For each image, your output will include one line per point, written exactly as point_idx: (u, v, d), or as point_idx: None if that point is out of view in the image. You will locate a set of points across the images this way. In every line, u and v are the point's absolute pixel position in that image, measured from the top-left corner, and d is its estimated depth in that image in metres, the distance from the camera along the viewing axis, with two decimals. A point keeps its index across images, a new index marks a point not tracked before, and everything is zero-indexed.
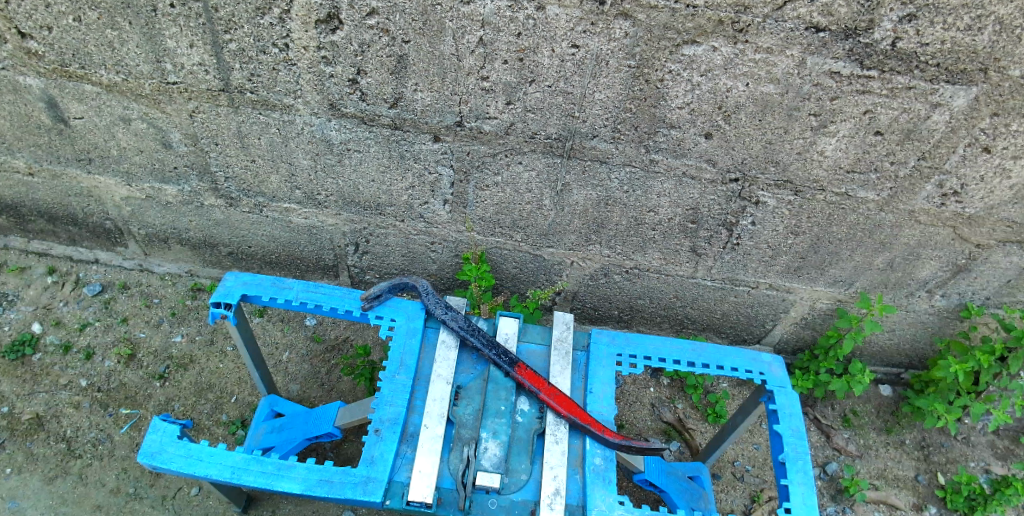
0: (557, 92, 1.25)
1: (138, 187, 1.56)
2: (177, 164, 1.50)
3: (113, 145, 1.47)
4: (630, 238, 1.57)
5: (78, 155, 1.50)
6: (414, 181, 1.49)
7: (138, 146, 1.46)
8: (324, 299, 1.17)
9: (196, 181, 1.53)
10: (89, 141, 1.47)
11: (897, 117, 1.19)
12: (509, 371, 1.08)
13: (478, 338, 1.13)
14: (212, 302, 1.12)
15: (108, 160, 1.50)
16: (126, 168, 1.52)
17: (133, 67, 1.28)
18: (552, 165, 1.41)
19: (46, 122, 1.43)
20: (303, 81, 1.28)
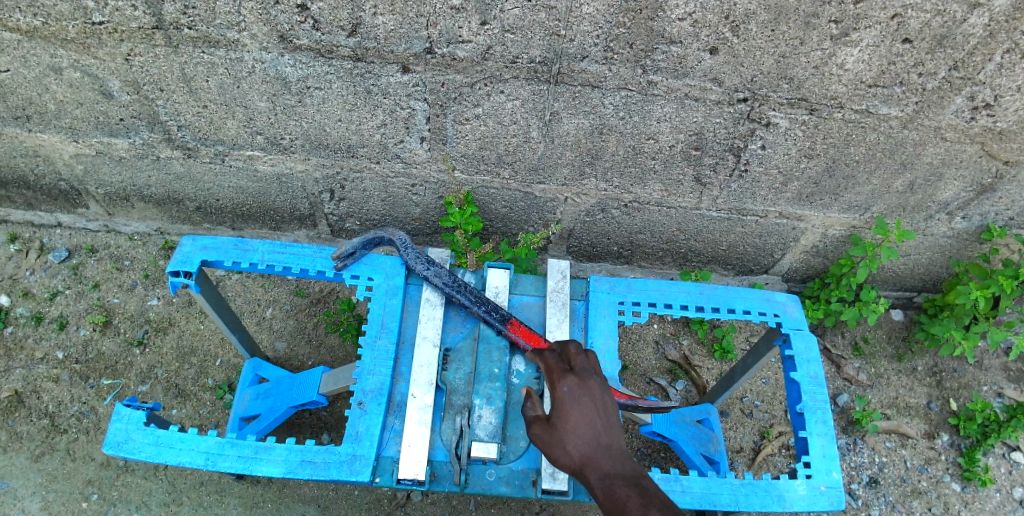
0: (539, 8, 1.08)
1: (86, 143, 1.42)
2: (123, 114, 1.35)
3: (50, 99, 1.31)
4: (627, 170, 1.43)
5: (13, 112, 1.35)
6: (386, 118, 1.34)
7: (76, 98, 1.31)
8: (293, 260, 1.08)
9: (148, 133, 1.39)
10: (22, 96, 1.31)
11: (929, 21, 1.03)
12: (501, 329, 1.01)
13: (466, 295, 1.05)
14: (170, 272, 1.04)
15: (48, 116, 1.35)
16: (69, 123, 1.37)
17: (50, 7, 1.11)
18: (538, 93, 1.26)
19: None
20: (245, 11, 1.10)
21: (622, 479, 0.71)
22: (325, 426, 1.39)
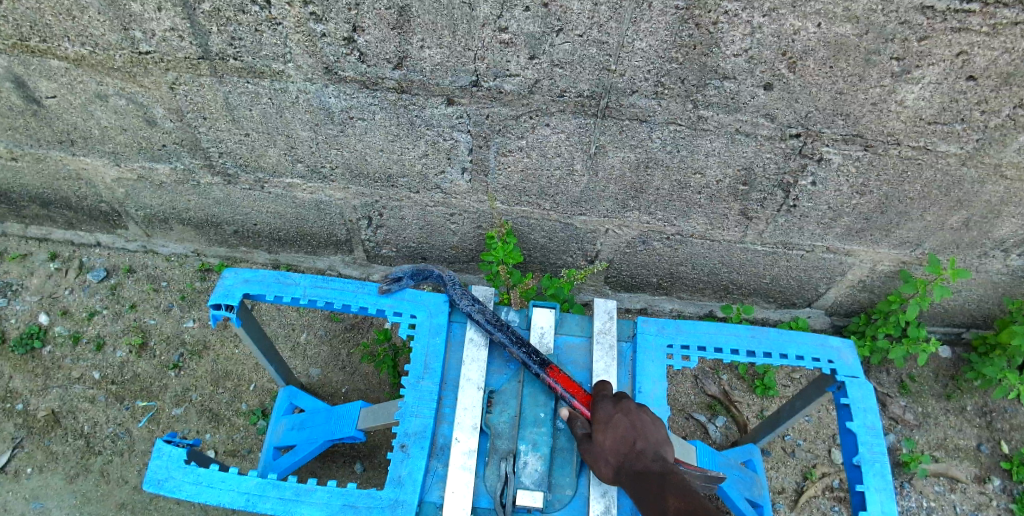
0: (590, 43, 1.06)
1: (128, 168, 1.42)
2: (166, 140, 1.36)
3: (94, 125, 1.32)
4: (672, 203, 1.41)
5: (59, 136, 1.36)
6: (428, 148, 1.33)
7: (121, 124, 1.32)
8: (336, 295, 1.03)
9: (190, 159, 1.39)
10: (67, 122, 1.32)
11: (996, 59, 0.99)
12: (540, 373, 0.96)
13: (506, 335, 1.01)
14: (212, 304, 1.00)
15: (91, 141, 1.36)
16: (112, 148, 1.38)
17: (100, 38, 1.11)
18: (584, 126, 1.23)
19: (17, 103, 1.28)
20: (292, 43, 1.10)
21: (652, 477, 0.81)
22: (358, 455, 1.37)
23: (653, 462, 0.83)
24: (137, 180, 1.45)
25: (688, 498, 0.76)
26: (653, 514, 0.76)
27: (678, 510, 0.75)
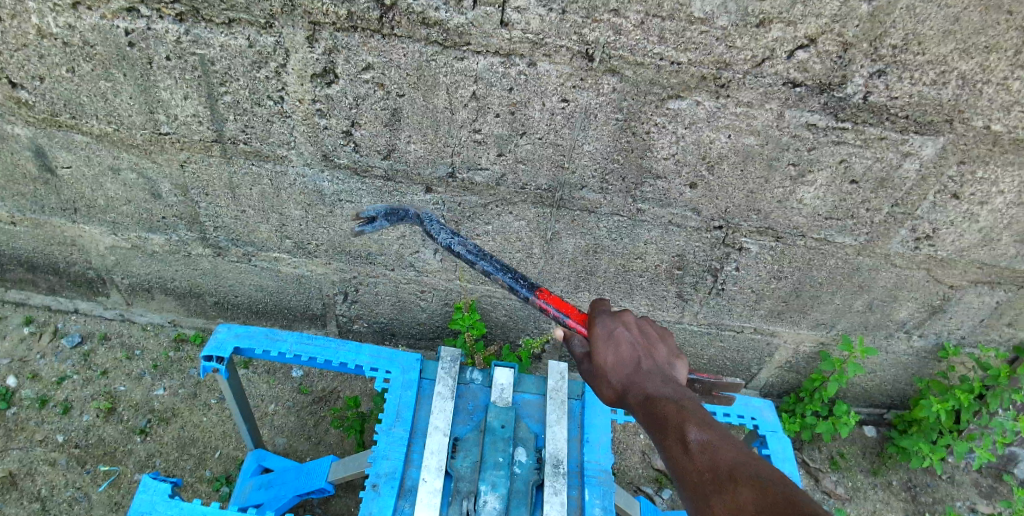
0: (547, 144, 1.29)
1: (124, 237, 1.54)
2: (165, 213, 1.49)
3: (101, 195, 1.45)
4: (618, 284, 1.59)
5: (63, 204, 1.48)
6: (405, 230, 1.50)
7: (127, 196, 1.45)
8: (319, 352, 1.12)
9: (185, 231, 1.52)
10: (76, 191, 1.45)
11: (871, 166, 1.27)
12: (530, 296, 1.11)
13: (490, 264, 1.19)
14: (203, 356, 1.07)
15: (95, 209, 1.48)
16: (113, 217, 1.50)
17: (126, 118, 1.29)
18: (542, 215, 1.44)
19: (32, 171, 1.42)
20: (298, 133, 1.30)
21: (662, 396, 0.87)
22: None
23: (660, 387, 0.90)
24: (130, 249, 1.56)
25: (706, 422, 0.79)
26: (669, 430, 0.81)
27: (697, 433, 0.78)
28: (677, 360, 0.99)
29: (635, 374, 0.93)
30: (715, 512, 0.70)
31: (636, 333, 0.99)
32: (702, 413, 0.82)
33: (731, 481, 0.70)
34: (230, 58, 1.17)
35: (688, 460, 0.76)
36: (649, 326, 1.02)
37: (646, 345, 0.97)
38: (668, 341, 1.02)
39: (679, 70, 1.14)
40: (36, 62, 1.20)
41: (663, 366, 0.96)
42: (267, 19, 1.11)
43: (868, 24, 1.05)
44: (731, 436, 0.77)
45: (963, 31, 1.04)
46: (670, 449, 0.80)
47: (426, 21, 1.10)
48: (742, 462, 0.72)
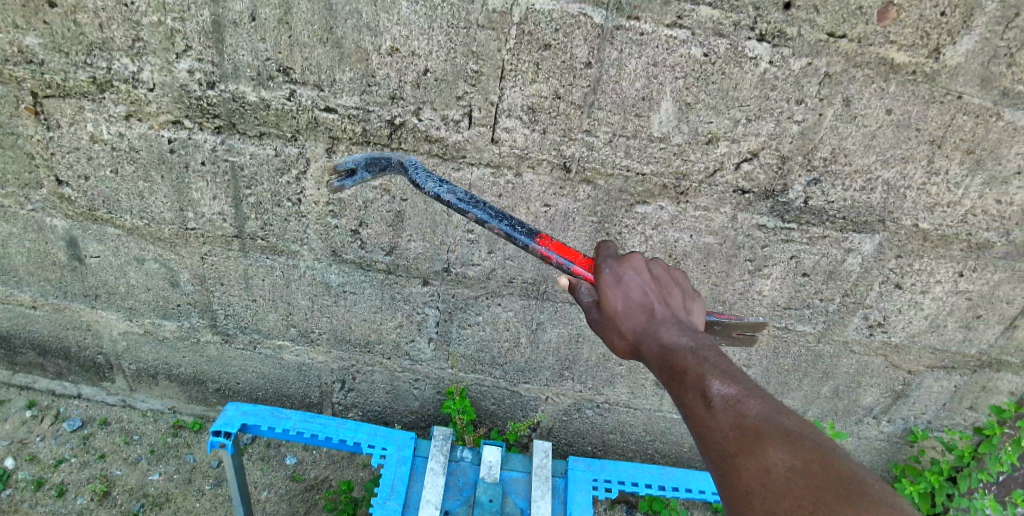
0: (534, 245, 1.54)
1: (138, 322, 2.06)
2: (180, 301, 1.99)
3: (123, 282, 1.98)
4: (599, 373, 1.77)
5: (87, 291, 2.01)
6: (403, 319, 1.76)
7: (146, 283, 1.97)
8: (317, 431, 1.36)
9: (197, 317, 2.00)
10: (100, 279, 1.98)
11: (819, 260, 1.62)
12: (530, 244, 1.23)
13: (484, 211, 1.27)
14: (214, 431, 1.29)
15: (115, 295, 2.01)
16: (130, 303, 2.02)
17: (159, 215, 1.81)
18: (528, 305, 1.65)
19: (62, 259, 1.95)
20: (311, 229, 1.72)
21: (676, 346, 1.10)
22: None
23: (669, 335, 1.13)
24: (142, 333, 2.07)
25: (722, 378, 1.02)
26: (690, 383, 1.04)
27: (715, 389, 1.01)
28: (680, 300, 1.24)
29: (648, 321, 1.16)
30: (734, 457, 0.93)
31: (645, 280, 1.22)
32: (720, 366, 1.05)
33: (752, 431, 0.93)
34: (256, 163, 1.65)
35: (711, 410, 0.99)
36: (656, 273, 1.26)
37: (654, 293, 1.21)
38: (671, 283, 1.27)
39: (644, 180, 1.55)
40: (87, 165, 1.75)
41: (670, 310, 1.19)
42: (293, 134, 1.59)
43: (801, 139, 1.46)
44: (750, 390, 1.00)
45: (880, 146, 1.47)
46: (689, 397, 1.04)
47: (429, 139, 1.54)
48: (759, 414, 0.96)
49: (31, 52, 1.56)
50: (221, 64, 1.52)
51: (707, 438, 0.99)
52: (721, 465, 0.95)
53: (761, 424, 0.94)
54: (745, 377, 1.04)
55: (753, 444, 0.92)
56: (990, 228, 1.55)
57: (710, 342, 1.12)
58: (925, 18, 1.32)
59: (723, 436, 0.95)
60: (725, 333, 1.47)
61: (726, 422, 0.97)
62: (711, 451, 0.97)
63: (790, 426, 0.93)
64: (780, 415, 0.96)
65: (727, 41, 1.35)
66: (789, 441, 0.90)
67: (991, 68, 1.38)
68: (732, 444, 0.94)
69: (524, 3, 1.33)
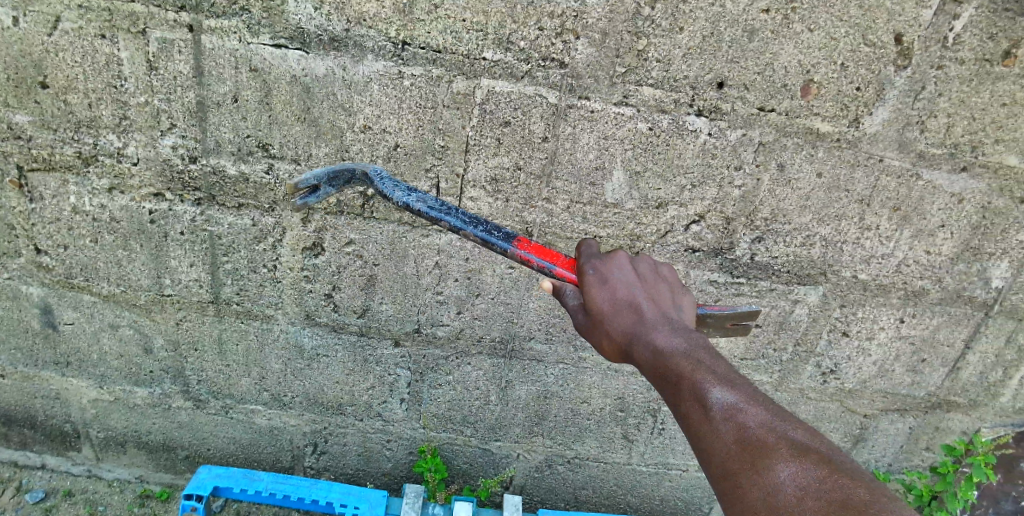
0: (499, 303, 1.75)
1: (108, 390, 2.08)
2: (152, 367, 2.04)
3: (95, 348, 2.01)
4: (568, 428, 1.98)
5: (59, 358, 2.04)
6: (374, 381, 1.94)
7: (119, 350, 2.00)
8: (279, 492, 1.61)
9: (169, 383, 2.05)
10: (72, 346, 2.01)
11: (770, 312, 1.77)
12: (508, 249, 1.25)
13: (460, 218, 1.30)
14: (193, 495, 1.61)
15: (86, 362, 2.04)
16: (101, 370, 2.05)
17: (135, 281, 1.86)
18: (497, 364, 1.86)
19: (35, 327, 1.98)
20: (285, 294, 1.81)
21: (669, 350, 1.11)
22: None
23: (659, 337, 1.14)
24: (112, 401, 2.10)
25: (720, 383, 1.04)
26: (687, 389, 1.05)
27: (715, 397, 1.02)
28: (663, 295, 1.27)
29: (638, 325, 1.17)
30: (739, 473, 0.96)
31: (628, 282, 1.23)
32: (716, 372, 1.07)
33: (758, 446, 0.95)
34: (234, 232, 1.74)
35: (713, 422, 1.00)
36: (639, 272, 1.27)
37: (639, 294, 1.22)
38: (652, 279, 1.29)
39: (601, 243, 1.67)
40: (66, 234, 1.80)
41: (657, 309, 1.21)
42: (270, 204, 1.69)
43: (743, 202, 1.61)
44: (749, 399, 1.02)
45: (815, 206, 1.61)
46: (690, 407, 1.04)
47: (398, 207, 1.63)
48: (762, 424, 0.98)
49: (20, 129, 1.64)
50: (203, 140, 1.63)
51: (709, 451, 1.01)
52: (728, 480, 0.97)
53: (765, 436, 0.97)
54: (741, 381, 1.06)
55: (761, 459, 0.94)
56: (922, 277, 1.71)
57: (701, 342, 1.14)
58: (843, 92, 1.49)
59: (726, 449, 0.98)
60: (719, 325, 1.44)
61: (730, 435, 0.98)
62: (714, 463, 1.00)
63: (792, 435, 0.96)
64: (780, 422, 0.99)
65: (669, 116, 1.51)
66: (794, 452, 0.93)
67: (907, 134, 1.54)
68: (738, 460, 0.96)
69: (485, 85, 1.49)
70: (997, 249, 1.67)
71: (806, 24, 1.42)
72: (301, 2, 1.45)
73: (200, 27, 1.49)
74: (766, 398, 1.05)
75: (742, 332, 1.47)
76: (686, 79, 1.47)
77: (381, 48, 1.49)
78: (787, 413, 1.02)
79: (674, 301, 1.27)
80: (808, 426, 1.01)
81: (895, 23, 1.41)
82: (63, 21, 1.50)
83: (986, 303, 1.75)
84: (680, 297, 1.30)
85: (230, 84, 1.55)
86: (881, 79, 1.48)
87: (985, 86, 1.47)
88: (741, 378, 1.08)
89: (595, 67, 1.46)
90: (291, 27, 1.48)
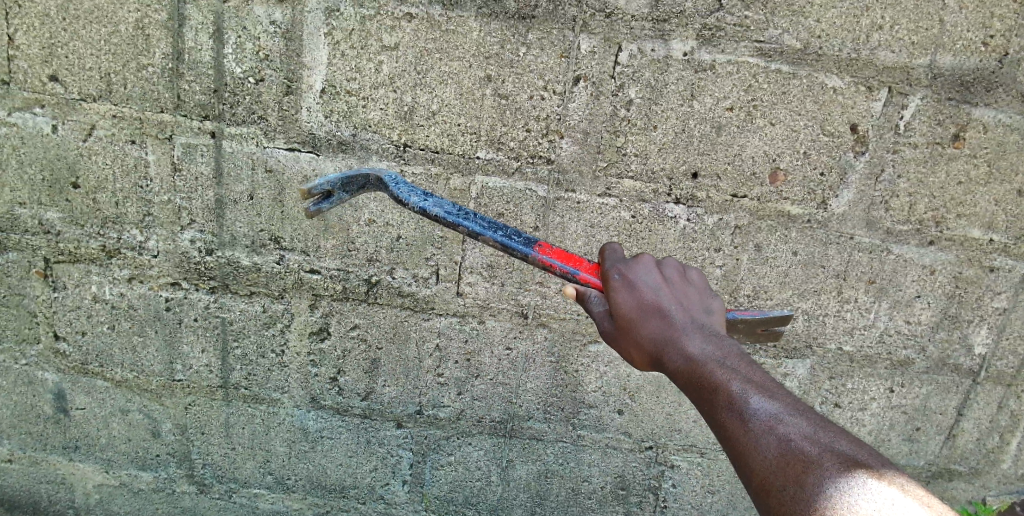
0: (497, 382, 1.84)
1: (114, 474, 2.11)
2: (159, 451, 2.07)
3: (103, 432, 2.05)
4: (571, 507, 2.01)
5: (67, 442, 2.08)
6: (377, 462, 2.00)
7: (127, 434, 2.05)
8: None
9: (174, 467, 2.09)
10: (82, 431, 2.06)
11: None
12: (528, 255, 1.31)
13: (476, 223, 1.36)
14: None
15: (94, 446, 2.08)
16: (108, 454, 2.09)
17: (148, 366, 1.94)
18: (497, 443, 1.93)
19: (47, 411, 2.04)
20: (292, 378, 1.91)
21: (702, 357, 1.09)
22: None
23: (689, 345, 1.12)
24: (117, 485, 2.12)
25: (758, 393, 1.01)
26: (722, 398, 1.03)
27: (752, 406, 0.99)
28: (693, 299, 1.25)
29: (669, 332, 1.16)
30: (778, 487, 0.91)
31: (657, 286, 1.22)
32: (753, 379, 1.04)
33: (801, 459, 0.91)
34: (245, 318, 1.84)
35: (752, 433, 0.96)
36: (668, 275, 1.26)
37: (668, 298, 1.21)
38: (681, 283, 1.27)
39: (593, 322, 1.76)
40: (85, 322, 1.90)
41: (687, 315, 1.19)
42: (280, 292, 1.80)
43: (724, 280, 1.72)
44: (789, 409, 0.98)
45: (794, 282, 1.71)
46: (725, 416, 1.01)
47: (401, 293, 1.75)
48: (805, 436, 0.93)
49: (50, 224, 1.78)
50: (220, 233, 1.76)
51: (749, 465, 0.96)
52: (770, 498, 0.92)
53: (809, 449, 0.92)
54: (781, 391, 1.02)
55: (802, 473, 0.89)
56: (906, 346, 1.77)
57: (735, 349, 1.11)
58: (808, 177, 1.63)
59: (766, 462, 0.93)
60: (749, 331, 1.47)
61: (770, 448, 0.94)
62: (751, 476, 0.96)
63: (837, 447, 0.91)
64: (825, 434, 0.94)
65: (649, 204, 1.66)
66: (841, 465, 0.88)
67: (873, 213, 1.65)
68: (779, 473, 0.92)
69: (479, 181, 1.65)
70: (975, 316, 1.74)
71: (767, 119, 1.57)
72: (314, 112, 1.62)
73: (222, 134, 1.65)
74: (807, 408, 1.01)
75: (771, 338, 1.50)
76: (663, 170, 1.63)
77: (384, 150, 1.65)
78: (832, 425, 0.97)
79: (704, 304, 1.25)
80: (856, 438, 0.95)
81: (848, 114, 1.57)
82: (97, 129, 1.67)
83: (971, 370, 1.80)
84: (710, 299, 1.28)
85: (246, 183, 1.70)
86: (842, 164, 1.61)
87: (940, 166, 1.60)
88: (781, 387, 1.04)
89: (579, 162, 1.63)
90: (304, 133, 1.64)
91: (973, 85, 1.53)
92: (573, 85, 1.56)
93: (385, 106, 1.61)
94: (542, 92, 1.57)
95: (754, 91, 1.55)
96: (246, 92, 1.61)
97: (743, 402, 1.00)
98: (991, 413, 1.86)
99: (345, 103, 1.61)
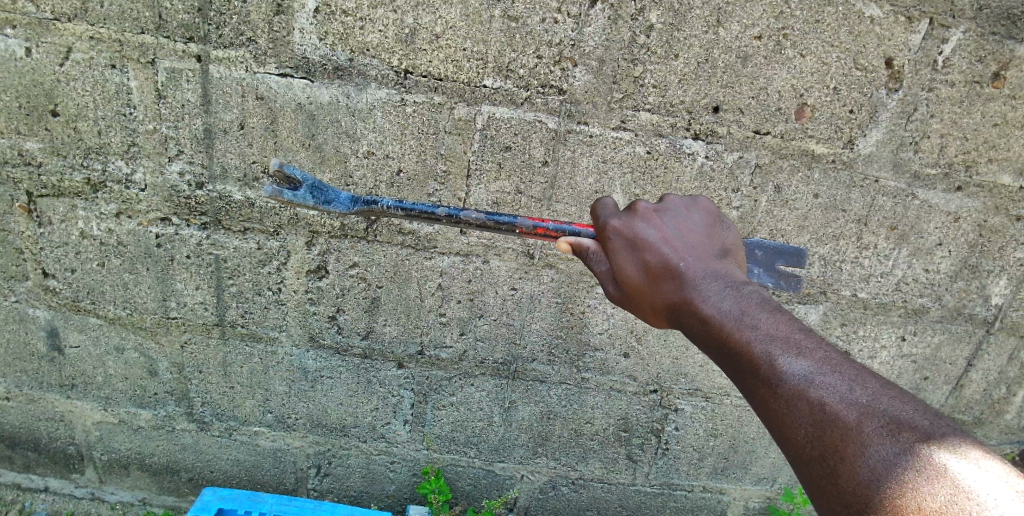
0: (501, 323, 1.80)
1: (112, 412, 2.10)
2: (157, 390, 2.05)
3: (99, 370, 2.02)
4: (572, 449, 2.02)
5: (63, 381, 2.05)
6: (378, 402, 1.98)
7: (124, 373, 2.02)
8: (294, 507, 2.06)
9: (173, 405, 2.07)
10: (78, 369, 2.02)
11: None
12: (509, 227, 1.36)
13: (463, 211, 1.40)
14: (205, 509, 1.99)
15: (90, 384, 2.05)
16: (106, 393, 2.06)
17: (141, 304, 1.88)
18: (500, 385, 1.91)
19: (41, 349, 1.99)
20: (289, 316, 1.85)
21: (720, 318, 1.04)
22: None
23: (705, 305, 1.07)
24: (117, 423, 2.11)
25: (784, 353, 0.95)
26: (749, 364, 0.98)
27: (780, 371, 0.93)
28: (705, 250, 1.19)
29: (683, 294, 1.11)
30: (819, 458, 0.87)
31: (660, 243, 1.17)
32: (777, 336, 0.98)
33: (838, 425, 0.86)
34: (239, 255, 1.77)
35: (783, 401, 0.92)
36: (671, 227, 1.22)
37: (675, 254, 1.16)
38: (689, 234, 1.22)
39: None
40: (74, 258, 1.82)
41: (700, 269, 1.13)
42: (276, 228, 1.71)
43: (740, 223, 1.65)
44: (820, 367, 0.92)
45: (813, 226, 1.64)
46: (752, 381, 0.97)
47: (402, 231, 1.68)
48: (842, 399, 0.88)
49: (31, 156, 1.67)
50: (210, 166, 1.65)
51: (786, 435, 0.92)
52: (810, 469, 0.88)
53: (846, 413, 0.87)
54: (810, 345, 0.96)
55: (844, 443, 0.85)
56: (922, 295, 1.73)
57: (755, 300, 1.05)
58: (836, 115, 1.52)
59: (803, 433, 0.89)
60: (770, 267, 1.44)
61: (804, 417, 0.89)
62: (789, 445, 0.92)
63: (878, 409, 0.86)
64: (863, 393, 0.88)
65: (666, 139, 1.56)
66: (883, 430, 0.84)
67: (901, 154, 1.56)
68: (818, 444, 0.87)
69: (485, 112, 1.55)
70: (995, 267, 1.69)
71: (798, 50, 1.45)
72: (307, 33, 1.49)
73: (207, 58, 1.52)
74: (842, 360, 0.94)
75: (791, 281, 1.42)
76: (683, 104, 1.52)
77: (384, 77, 1.53)
78: (870, 377, 0.91)
79: (713, 251, 1.21)
80: (898, 391, 0.90)
81: (884, 47, 1.45)
82: (74, 51, 1.54)
83: (986, 321, 1.76)
84: (721, 244, 1.23)
85: (237, 112, 1.58)
86: (874, 102, 1.51)
87: (976, 107, 1.50)
88: (810, 339, 0.98)
89: (593, 93, 1.52)
90: (297, 57, 1.52)
91: (1021, 18, 1.41)
92: (590, 7, 1.43)
93: (384, 28, 1.48)
94: (555, 14, 1.44)
95: (786, 19, 1.42)
96: (232, 11, 1.48)
97: (769, 366, 0.95)
98: (1000, 364, 1.83)
99: (341, 25, 1.48)
